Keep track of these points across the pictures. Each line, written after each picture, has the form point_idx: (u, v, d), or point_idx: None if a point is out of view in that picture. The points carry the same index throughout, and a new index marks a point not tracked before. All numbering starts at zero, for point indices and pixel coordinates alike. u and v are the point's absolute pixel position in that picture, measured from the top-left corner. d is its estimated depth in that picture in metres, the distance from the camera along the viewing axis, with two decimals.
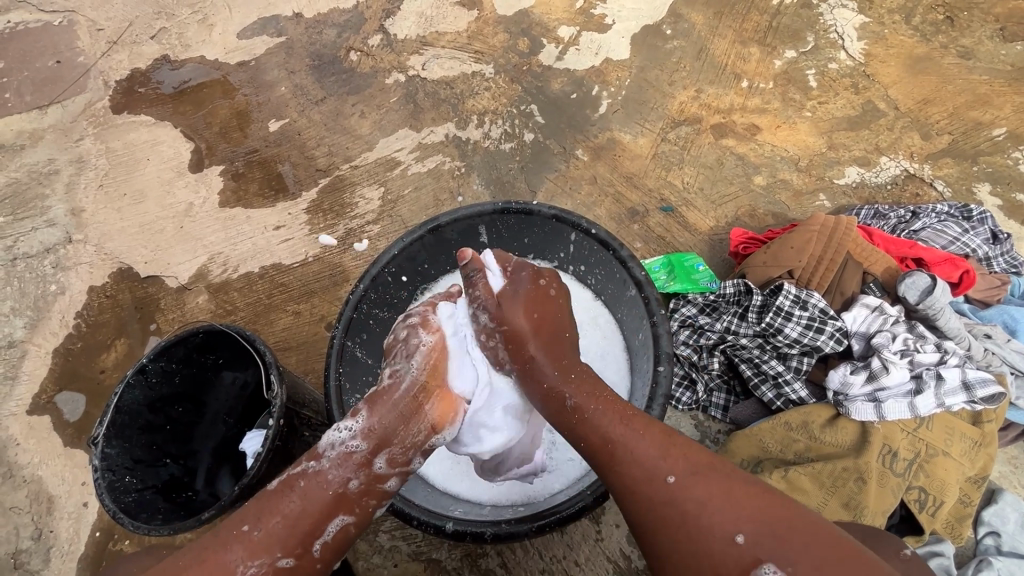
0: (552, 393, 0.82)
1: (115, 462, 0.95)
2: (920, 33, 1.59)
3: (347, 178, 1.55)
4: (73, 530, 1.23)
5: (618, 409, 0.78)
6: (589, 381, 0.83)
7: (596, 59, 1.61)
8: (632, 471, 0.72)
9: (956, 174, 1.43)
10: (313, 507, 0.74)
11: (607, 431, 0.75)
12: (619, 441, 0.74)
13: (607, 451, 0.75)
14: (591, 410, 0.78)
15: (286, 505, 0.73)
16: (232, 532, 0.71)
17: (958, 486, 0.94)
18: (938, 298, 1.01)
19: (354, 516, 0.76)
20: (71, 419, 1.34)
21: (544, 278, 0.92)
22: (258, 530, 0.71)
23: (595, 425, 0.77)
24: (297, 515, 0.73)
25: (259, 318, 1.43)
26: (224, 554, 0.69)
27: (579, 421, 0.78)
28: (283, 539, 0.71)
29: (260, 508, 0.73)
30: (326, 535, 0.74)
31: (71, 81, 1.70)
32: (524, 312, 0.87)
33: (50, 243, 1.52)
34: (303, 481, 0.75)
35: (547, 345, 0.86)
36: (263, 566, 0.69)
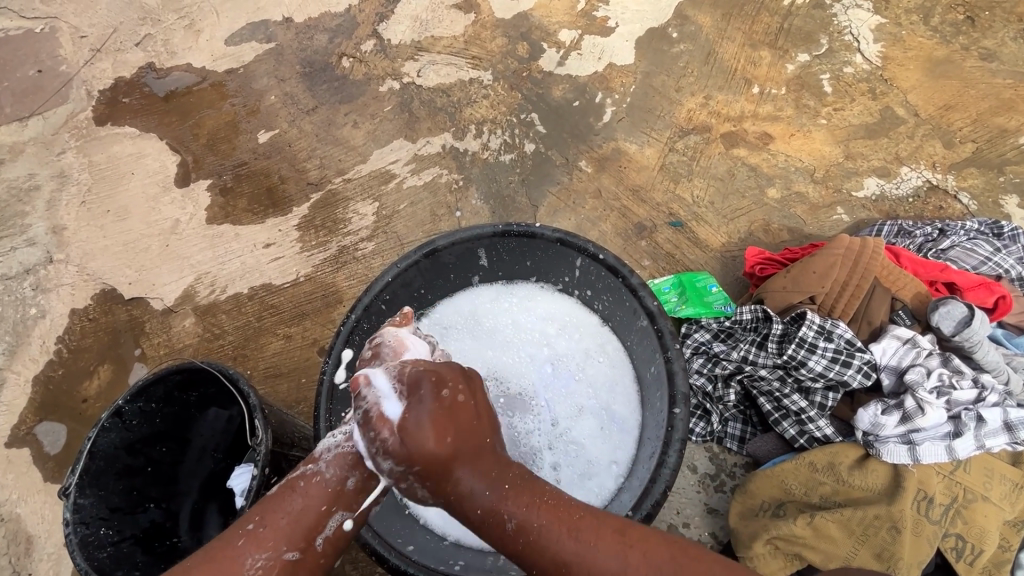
0: (489, 514, 0.64)
1: (89, 514, 0.89)
2: (939, 35, 1.52)
3: (339, 193, 1.48)
4: (54, 572, 1.18)
5: (558, 513, 0.64)
6: (525, 487, 0.66)
7: (599, 64, 1.54)
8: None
9: (981, 185, 1.37)
10: (316, 503, 0.67)
11: (559, 550, 0.61)
12: (571, 559, 0.61)
13: (561, 575, 0.61)
14: (537, 528, 0.63)
15: (288, 503, 0.66)
16: (237, 531, 0.65)
17: (999, 533, 0.91)
18: (975, 331, 0.99)
19: (354, 513, 0.68)
20: (51, 452, 1.28)
21: (447, 385, 0.67)
22: (262, 527, 0.65)
23: (547, 547, 0.62)
24: (301, 510, 0.66)
25: (248, 343, 1.36)
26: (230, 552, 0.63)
27: (526, 548, 0.63)
28: (288, 533, 0.65)
29: (264, 506, 0.67)
30: (328, 531, 0.67)
31: (52, 91, 1.62)
32: (437, 433, 0.65)
33: (30, 263, 1.45)
34: (303, 481, 0.68)
35: (474, 458, 0.66)
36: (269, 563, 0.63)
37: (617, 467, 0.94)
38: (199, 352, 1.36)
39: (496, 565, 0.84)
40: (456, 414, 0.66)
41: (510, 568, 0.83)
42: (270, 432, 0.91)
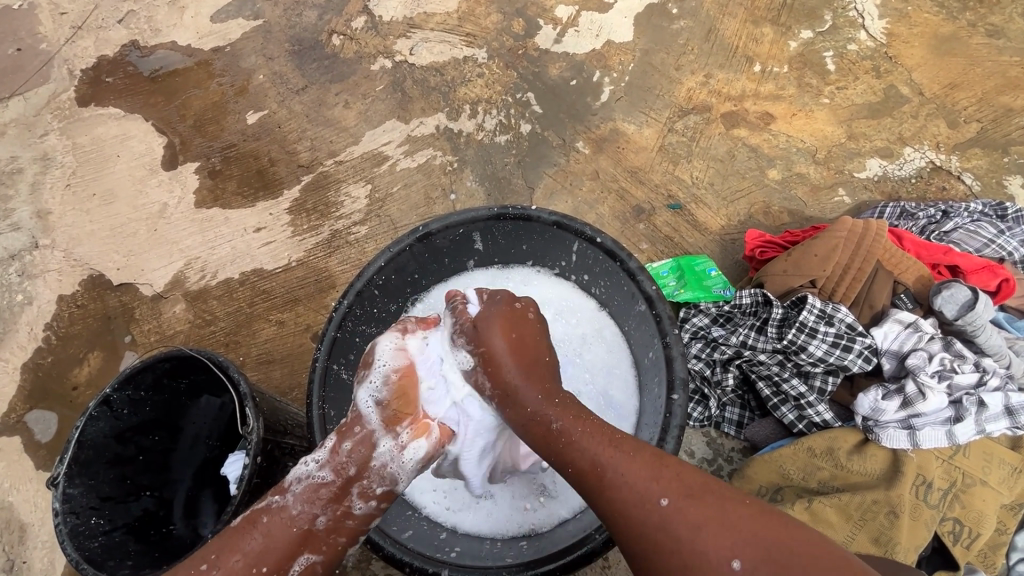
0: (557, 430, 0.69)
1: (79, 504, 0.88)
2: (946, 11, 1.48)
3: (331, 175, 1.45)
4: (48, 559, 1.17)
5: (583, 440, 0.67)
6: (572, 405, 0.71)
7: (597, 41, 1.49)
8: (622, 495, 0.62)
9: (985, 166, 1.34)
10: (278, 544, 0.66)
11: (595, 452, 0.65)
12: (610, 471, 0.63)
13: (594, 476, 0.64)
14: (593, 446, 0.66)
15: (248, 543, 0.66)
16: (193, 570, 0.64)
17: (996, 516, 0.92)
18: (978, 314, 0.98)
19: (321, 554, 0.68)
20: (42, 440, 1.26)
21: (520, 302, 0.80)
22: (219, 569, 0.64)
23: (591, 455, 0.65)
24: (263, 551, 0.65)
25: (241, 329, 1.34)
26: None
27: (563, 446, 0.67)
28: None
29: (224, 542, 0.66)
30: (291, 573, 0.66)
31: (32, 70, 1.57)
32: (502, 331, 0.75)
33: (15, 249, 1.42)
34: (267, 516, 0.67)
35: (524, 364, 0.73)
36: None
37: None
38: (190, 338, 1.34)
39: (494, 553, 0.83)
40: (524, 332, 0.76)
41: (506, 555, 0.81)
42: (261, 420, 0.90)
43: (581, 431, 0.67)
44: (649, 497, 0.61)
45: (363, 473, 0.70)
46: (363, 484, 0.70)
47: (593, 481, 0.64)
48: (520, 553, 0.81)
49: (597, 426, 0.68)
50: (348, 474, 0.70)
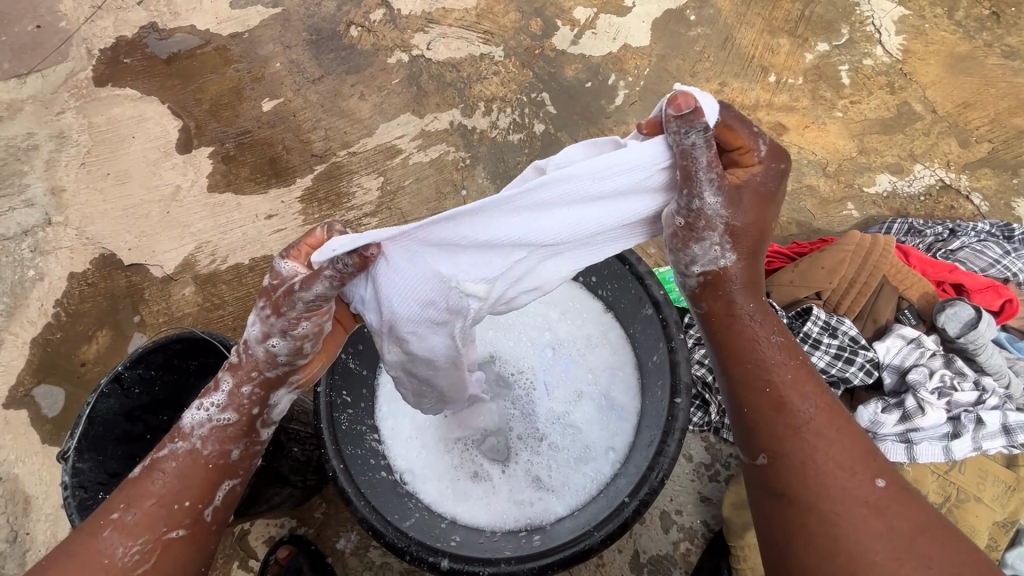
0: (775, 385, 0.66)
1: (87, 478, 0.89)
2: (962, 30, 1.48)
3: (344, 166, 1.46)
4: (51, 532, 1.19)
5: (772, 416, 0.65)
6: (755, 375, 0.66)
7: (614, 45, 1.50)
8: (830, 481, 0.61)
9: (994, 186, 1.35)
10: (190, 481, 0.66)
11: (808, 440, 0.63)
12: (812, 453, 0.62)
13: (787, 419, 0.64)
14: (811, 416, 0.64)
15: (157, 486, 0.65)
16: (103, 520, 0.63)
17: (988, 532, 0.94)
18: (981, 333, 0.99)
19: (238, 478, 0.69)
20: (49, 415, 1.28)
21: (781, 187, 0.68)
22: (131, 515, 0.63)
23: (807, 433, 0.63)
24: (177, 488, 0.65)
25: (249, 314, 1.36)
26: (94, 542, 0.62)
27: (770, 376, 0.66)
28: (164, 515, 0.64)
29: (130, 492, 0.65)
30: (215, 500, 0.67)
31: (51, 48, 1.58)
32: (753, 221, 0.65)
33: (28, 225, 1.43)
34: (171, 461, 0.66)
35: (755, 268, 0.68)
36: (147, 546, 0.63)
37: (613, 453, 0.93)
38: (198, 321, 1.35)
39: (493, 544, 0.84)
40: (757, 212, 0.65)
41: (505, 548, 0.82)
42: None
43: (779, 368, 0.66)
44: (854, 474, 0.61)
45: (262, 405, 0.69)
46: (265, 416, 0.70)
47: (791, 425, 0.64)
48: (519, 547, 0.82)
49: (813, 381, 0.67)
50: (252, 412, 0.69)
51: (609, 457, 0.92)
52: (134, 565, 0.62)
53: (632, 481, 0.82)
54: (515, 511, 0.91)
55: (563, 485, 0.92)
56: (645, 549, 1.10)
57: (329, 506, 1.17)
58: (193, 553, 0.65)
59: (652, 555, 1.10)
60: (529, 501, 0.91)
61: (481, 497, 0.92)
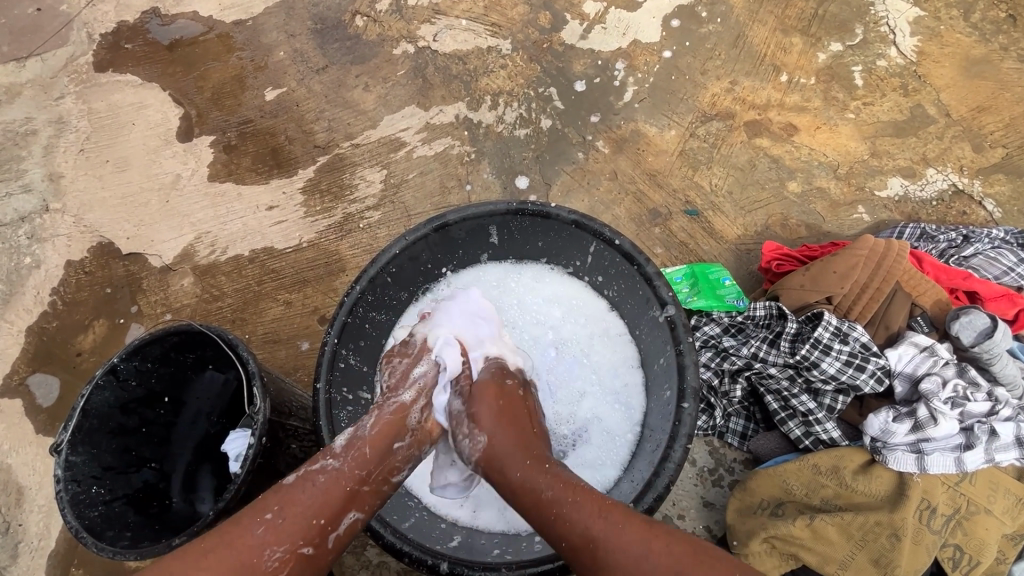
0: (526, 489, 0.68)
1: (81, 472, 0.88)
2: (978, 32, 1.46)
3: (347, 157, 1.43)
4: (43, 524, 1.17)
5: (594, 496, 0.66)
6: (563, 472, 0.70)
7: (624, 40, 1.47)
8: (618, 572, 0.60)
9: (1007, 193, 1.33)
10: (331, 501, 0.67)
11: (586, 525, 0.63)
12: (601, 536, 0.62)
13: (589, 552, 0.62)
14: (569, 503, 0.65)
15: (306, 498, 0.66)
16: (254, 518, 0.64)
17: (997, 545, 0.93)
18: (996, 342, 0.98)
19: (365, 512, 0.70)
20: (44, 405, 1.26)
21: (509, 379, 0.83)
22: (282, 519, 0.64)
23: (574, 521, 0.64)
24: (320, 503, 0.66)
25: (248, 307, 1.34)
26: (246, 540, 0.62)
27: (553, 518, 0.65)
28: (305, 528, 0.64)
29: (282, 495, 0.66)
30: (341, 529, 0.67)
31: (51, 32, 1.55)
32: (488, 403, 0.78)
33: (25, 211, 1.41)
34: (323, 476, 0.69)
35: (505, 408, 0.77)
36: (285, 556, 0.63)
37: (618, 457, 0.91)
38: (197, 313, 1.33)
39: (494, 549, 0.82)
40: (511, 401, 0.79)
41: (507, 552, 0.81)
42: (269, 400, 0.91)
43: (563, 499, 0.66)
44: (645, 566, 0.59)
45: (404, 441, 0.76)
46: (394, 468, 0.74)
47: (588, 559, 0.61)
48: (519, 552, 0.81)
49: (581, 492, 0.66)
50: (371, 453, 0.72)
51: (612, 462, 0.91)
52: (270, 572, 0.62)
53: (638, 487, 0.81)
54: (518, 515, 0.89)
55: None
56: None
57: None
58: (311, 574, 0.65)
59: None
60: None
61: (484, 501, 0.90)
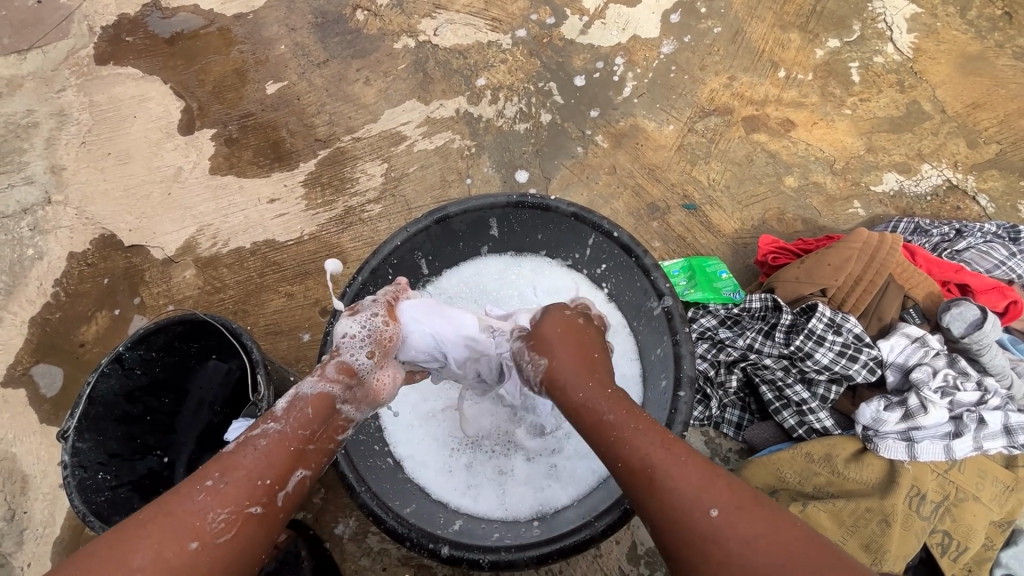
0: (590, 409, 0.69)
1: (87, 458, 0.89)
2: (974, 29, 1.47)
3: (348, 151, 1.44)
4: (48, 512, 1.19)
5: (655, 430, 0.64)
6: (627, 401, 0.69)
7: (623, 36, 1.48)
8: (672, 498, 0.58)
9: (1000, 188, 1.35)
10: (276, 461, 0.63)
11: (646, 455, 0.62)
12: (659, 465, 0.61)
13: (647, 477, 0.61)
14: (630, 429, 0.64)
15: (248, 458, 0.62)
16: (194, 485, 0.60)
17: (985, 531, 0.95)
18: (986, 333, 1.00)
19: (314, 470, 0.67)
20: (47, 395, 1.27)
21: (570, 317, 0.81)
22: (224, 484, 0.60)
23: (632, 448, 0.63)
24: (265, 464, 0.62)
25: (250, 299, 1.35)
26: (187, 507, 0.58)
27: (614, 441, 0.65)
28: (250, 489, 0.60)
29: (223, 460, 0.62)
30: (289, 488, 0.63)
31: (52, 25, 1.55)
32: (563, 343, 0.77)
33: (27, 203, 1.42)
34: (263, 440, 0.64)
35: (580, 355, 0.75)
36: (231, 519, 0.59)
37: None
38: (199, 304, 1.35)
39: (494, 534, 0.84)
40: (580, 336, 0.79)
41: (507, 537, 0.83)
42: (272, 389, 0.92)
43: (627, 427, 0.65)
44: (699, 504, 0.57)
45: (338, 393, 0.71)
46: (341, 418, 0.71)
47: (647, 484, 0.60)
48: (518, 536, 0.83)
49: (650, 426, 0.65)
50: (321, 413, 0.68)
51: None
52: (216, 534, 0.58)
53: None
54: (517, 501, 0.90)
55: (568, 475, 0.91)
56: (643, 540, 1.12)
57: (326, 492, 1.17)
58: (263, 537, 0.61)
59: (648, 547, 1.12)
60: (535, 490, 0.91)
61: (484, 488, 0.91)
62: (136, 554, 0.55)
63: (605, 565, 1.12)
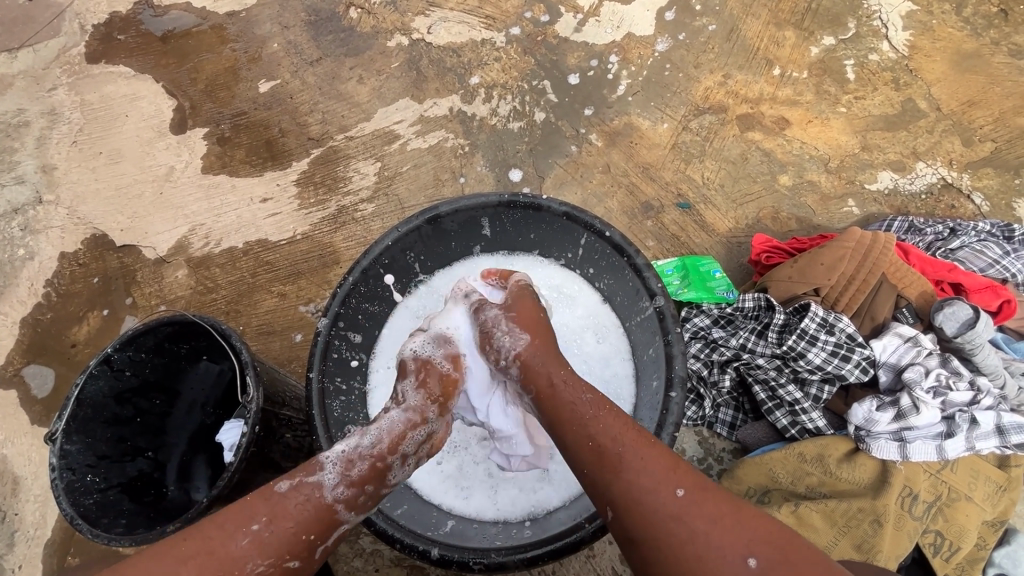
0: (561, 392, 0.72)
1: (76, 461, 0.89)
2: (970, 27, 1.47)
3: (341, 150, 1.43)
4: (39, 513, 1.18)
5: (617, 418, 0.69)
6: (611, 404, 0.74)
7: (618, 33, 1.48)
8: (640, 482, 0.63)
9: (996, 186, 1.35)
10: (321, 517, 0.67)
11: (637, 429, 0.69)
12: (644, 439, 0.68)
13: (612, 458, 0.65)
14: (598, 419, 0.69)
15: (298, 513, 0.66)
16: (242, 528, 0.63)
17: (977, 532, 0.95)
18: (978, 333, 1.00)
19: (353, 524, 0.70)
20: (39, 396, 1.26)
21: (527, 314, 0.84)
22: (269, 533, 0.64)
23: (605, 430, 0.67)
24: (310, 520, 0.66)
25: (242, 299, 1.34)
26: (230, 551, 0.62)
27: (585, 425, 0.69)
28: (292, 545, 0.64)
29: (273, 507, 0.65)
30: (330, 541, 0.68)
31: (42, 22, 1.54)
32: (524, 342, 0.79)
33: (18, 202, 1.41)
34: (315, 490, 0.67)
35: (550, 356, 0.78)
36: (272, 570, 0.63)
37: None
38: (192, 305, 1.34)
39: (485, 536, 0.84)
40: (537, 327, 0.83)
41: (498, 538, 0.83)
42: (261, 391, 0.91)
43: (591, 415, 0.69)
44: (657, 488, 0.62)
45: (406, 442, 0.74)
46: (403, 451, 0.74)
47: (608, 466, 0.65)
48: (509, 538, 0.82)
49: (615, 416, 0.69)
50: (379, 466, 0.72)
51: None
52: None
53: None
54: (509, 503, 0.90)
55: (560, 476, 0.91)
56: None
57: None
58: None
59: None
60: (527, 491, 0.90)
61: (475, 489, 0.91)
62: None
63: (597, 565, 1.12)
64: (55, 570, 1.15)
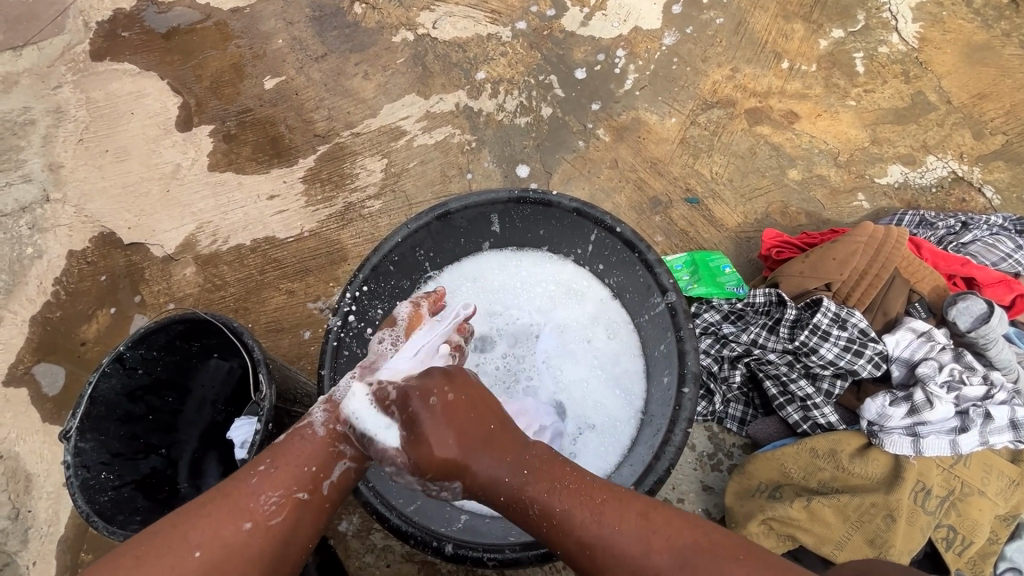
0: (511, 495, 0.67)
1: (90, 458, 0.89)
2: (981, 18, 1.45)
3: (347, 146, 1.43)
4: (52, 510, 1.19)
5: (581, 497, 0.65)
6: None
7: (624, 27, 1.47)
8: (618, 573, 0.61)
9: (1007, 180, 1.34)
10: (321, 449, 0.68)
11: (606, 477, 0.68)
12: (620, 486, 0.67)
13: (586, 556, 0.63)
14: (558, 512, 0.64)
15: (299, 447, 0.67)
16: (250, 469, 0.65)
17: (990, 526, 0.95)
18: (992, 327, 0.99)
19: (360, 462, 0.70)
20: (50, 393, 1.27)
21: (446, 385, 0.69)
22: (276, 468, 0.65)
23: (569, 531, 0.64)
24: (311, 452, 0.67)
25: (251, 296, 1.34)
26: (242, 487, 0.63)
27: (549, 529, 0.65)
28: (298, 476, 0.65)
29: (274, 448, 0.67)
30: (335, 476, 0.68)
31: (47, 20, 1.53)
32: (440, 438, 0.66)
33: (25, 201, 1.41)
34: (311, 429, 0.69)
35: (482, 443, 0.68)
36: (282, 501, 0.63)
37: (621, 441, 0.92)
38: (200, 302, 1.34)
39: (498, 532, 0.84)
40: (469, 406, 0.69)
41: (510, 533, 0.83)
42: (274, 388, 0.91)
43: (551, 504, 0.65)
44: (642, 572, 0.60)
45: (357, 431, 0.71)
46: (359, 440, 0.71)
47: (589, 564, 0.63)
48: (522, 534, 0.83)
49: (574, 497, 0.65)
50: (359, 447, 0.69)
51: (612, 449, 0.92)
52: (268, 516, 0.63)
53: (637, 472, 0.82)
54: None
55: None
56: None
57: None
58: (311, 521, 0.66)
59: None
60: None
61: None
62: (194, 531, 0.60)
63: None
64: (69, 567, 1.15)
